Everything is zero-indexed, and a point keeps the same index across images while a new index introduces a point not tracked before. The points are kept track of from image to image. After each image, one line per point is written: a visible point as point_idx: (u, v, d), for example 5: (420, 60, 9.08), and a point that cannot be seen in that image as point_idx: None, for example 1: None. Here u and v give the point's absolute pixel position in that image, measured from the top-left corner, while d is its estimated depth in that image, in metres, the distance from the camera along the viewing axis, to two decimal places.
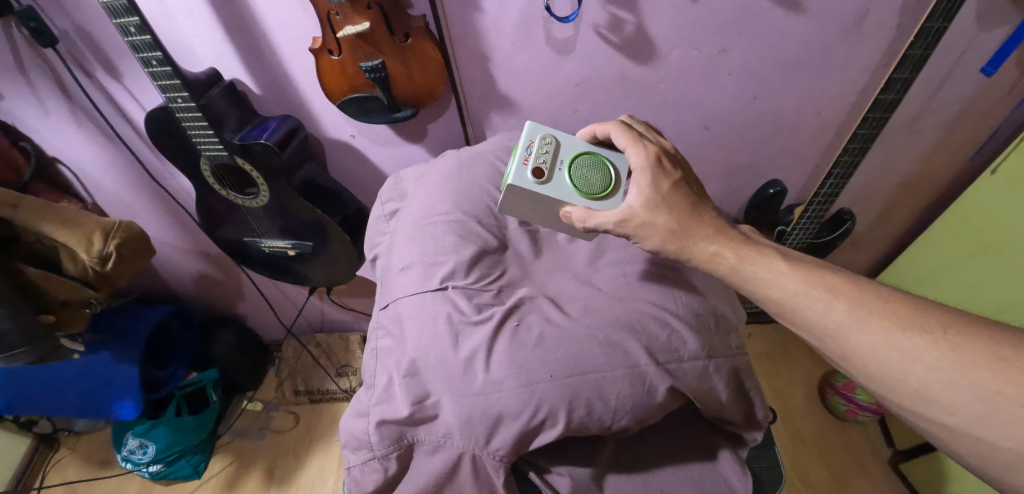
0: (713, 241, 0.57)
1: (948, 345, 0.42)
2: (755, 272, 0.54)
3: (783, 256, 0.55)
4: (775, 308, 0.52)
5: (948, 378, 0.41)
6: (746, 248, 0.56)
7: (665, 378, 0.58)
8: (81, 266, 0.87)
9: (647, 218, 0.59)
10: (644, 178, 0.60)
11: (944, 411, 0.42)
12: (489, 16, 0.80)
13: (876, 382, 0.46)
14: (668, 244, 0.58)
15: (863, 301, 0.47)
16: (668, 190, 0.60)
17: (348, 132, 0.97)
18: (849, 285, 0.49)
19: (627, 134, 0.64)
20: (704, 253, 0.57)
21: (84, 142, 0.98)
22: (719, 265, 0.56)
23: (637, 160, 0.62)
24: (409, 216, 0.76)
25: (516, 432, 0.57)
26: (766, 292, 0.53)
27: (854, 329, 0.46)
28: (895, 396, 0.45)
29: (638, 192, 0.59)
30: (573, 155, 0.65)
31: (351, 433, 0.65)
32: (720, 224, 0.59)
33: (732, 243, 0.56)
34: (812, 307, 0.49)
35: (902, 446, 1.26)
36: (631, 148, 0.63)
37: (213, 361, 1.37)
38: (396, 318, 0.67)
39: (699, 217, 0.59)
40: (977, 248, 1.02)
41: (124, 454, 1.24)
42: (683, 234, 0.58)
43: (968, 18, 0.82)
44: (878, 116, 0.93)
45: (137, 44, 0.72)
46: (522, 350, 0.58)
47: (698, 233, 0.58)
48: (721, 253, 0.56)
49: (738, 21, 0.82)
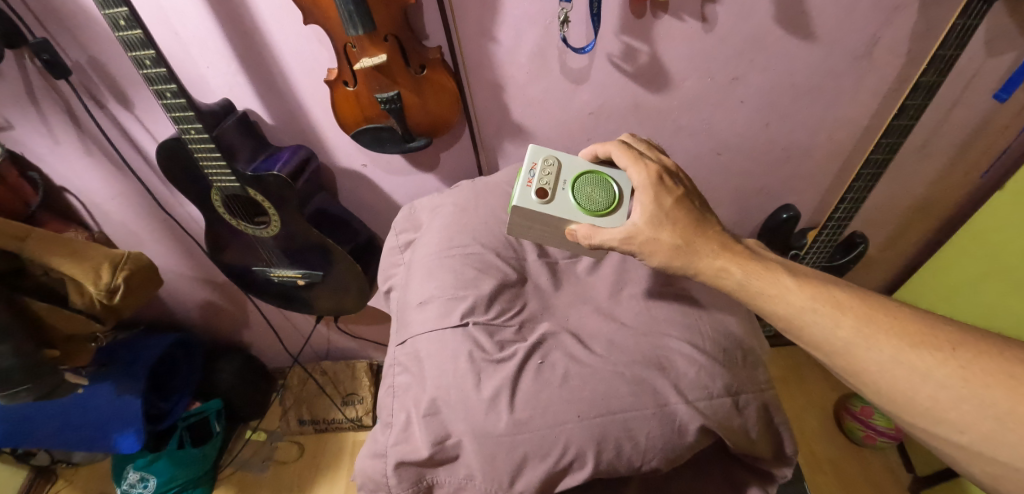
0: (717, 255, 0.55)
1: (958, 362, 0.41)
2: (762, 288, 0.52)
3: (789, 271, 0.53)
4: (782, 324, 0.51)
5: (957, 396, 0.40)
6: (752, 263, 0.54)
7: (696, 417, 0.55)
8: (87, 299, 0.85)
9: (651, 234, 0.58)
10: (646, 196, 0.60)
11: (954, 429, 0.40)
12: (504, 46, 0.80)
13: (886, 400, 0.44)
14: (673, 261, 0.57)
15: (871, 317, 0.46)
16: (671, 206, 0.59)
17: (360, 161, 0.96)
18: (856, 300, 0.48)
19: (629, 154, 0.64)
20: (709, 267, 0.55)
21: (93, 171, 0.97)
22: (725, 281, 0.54)
23: (639, 178, 0.61)
24: (424, 249, 0.75)
25: (542, 475, 0.55)
26: (772, 307, 0.51)
27: (864, 347, 0.45)
28: (906, 414, 0.43)
29: (640, 209, 0.59)
30: (575, 174, 0.64)
31: (368, 474, 0.64)
32: (725, 239, 0.57)
33: (737, 258, 0.55)
34: (818, 323, 0.47)
35: (923, 472, 1.23)
36: (632, 167, 0.62)
37: (217, 391, 1.35)
38: (415, 355, 0.66)
39: (703, 233, 0.57)
40: (989, 266, 1.02)
41: (123, 487, 1.20)
42: (688, 250, 0.56)
43: (978, 45, 0.82)
44: (892, 141, 0.92)
45: (151, 76, 0.72)
46: (546, 389, 0.57)
47: (704, 249, 0.56)
48: (727, 268, 0.54)
49: (750, 50, 0.83)
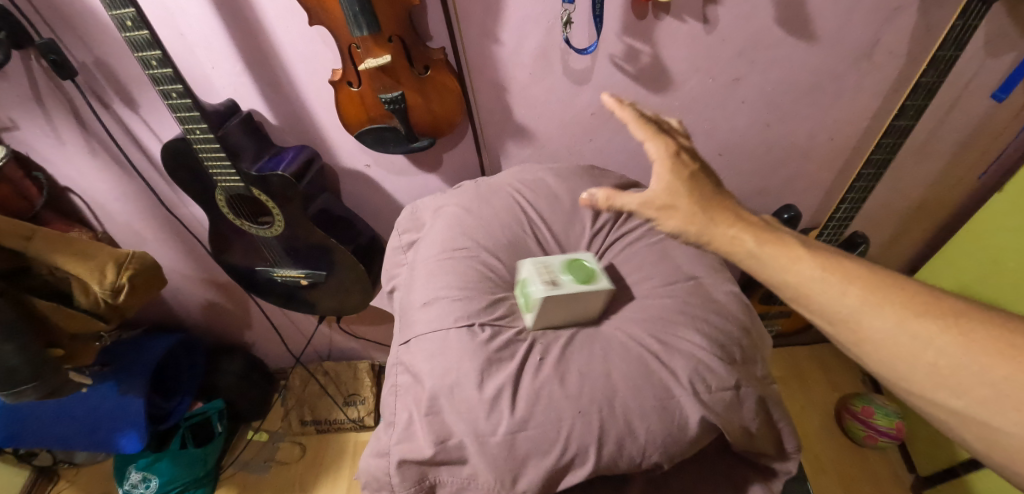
0: (730, 224, 0.50)
1: (960, 330, 0.40)
2: (776, 258, 0.47)
3: (802, 241, 0.48)
4: (789, 293, 0.47)
5: (958, 363, 0.39)
6: (768, 232, 0.49)
7: (699, 414, 0.56)
8: (93, 298, 0.86)
9: (665, 200, 0.52)
10: (665, 166, 0.53)
11: (953, 395, 0.39)
12: (506, 47, 0.80)
13: (884, 368, 0.43)
14: (687, 228, 0.51)
15: (876, 285, 0.43)
16: (688, 177, 0.53)
17: (364, 162, 0.97)
18: (861, 268, 0.45)
19: (647, 127, 0.55)
20: (722, 237, 0.50)
21: (97, 171, 0.97)
22: (737, 250, 0.49)
23: (657, 151, 0.54)
24: (428, 249, 0.75)
25: (544, 472, 0.55)
26: (784, 276, 0.46)
27: (868, 315, 0.42)
28: (902, 382, 0.42)
29: (657, 176, 0.53)
30: (559, 264, 0.65)
31: (371, 473, 0.64)
32: (740, 211, 0.52)
33: (753, 228, 0.49)
34: (826, 292, 0.44)
35: (925, 471, 1.22)
36: (650, 140, 0.54)
37: (219, 391, 1.35)
38: (417, 354, 0.66)
39: (718, 203, 0.52)
40: (985, 265, 0.99)
41: (124, 488, 1.20)
42: (704, 217, 0.51)
43: (977, 45, 0.83)
44: (893, 141, 0.93)
45: (158, 76, 0.72)
46: (549, 388, 0.57)
47: (721, 219, 0.50)
48: (741, 236, 0.49)
49: (752, 51, 0.83)
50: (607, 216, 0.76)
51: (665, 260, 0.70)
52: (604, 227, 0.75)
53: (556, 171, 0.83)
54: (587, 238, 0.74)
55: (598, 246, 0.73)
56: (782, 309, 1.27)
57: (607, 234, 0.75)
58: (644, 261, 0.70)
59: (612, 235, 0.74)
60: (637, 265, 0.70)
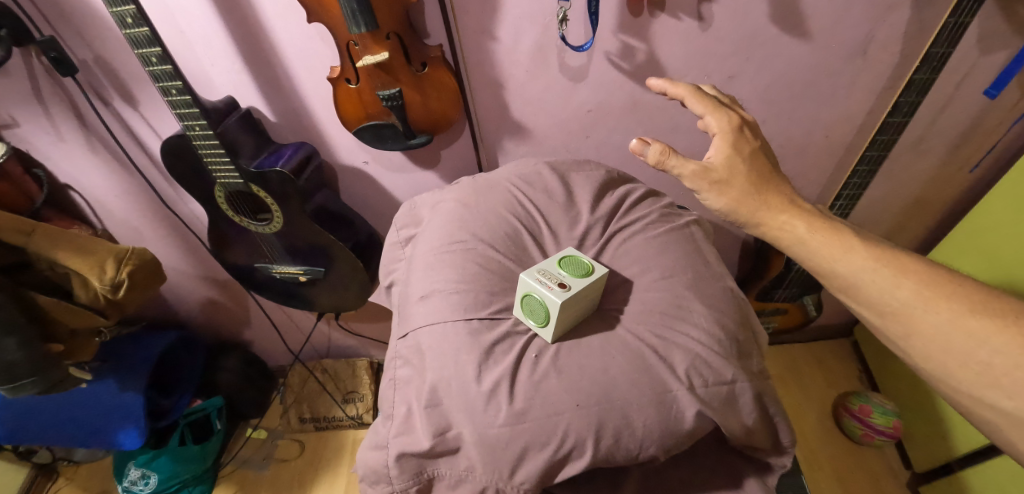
0: (783, 210, 0.55)
1: (1016, 329, 0.44)
2: (823, 246, 0.53)
3: (855, 233, 0.54)
4: (839, 283, 0.52)
5: (1012, 363, 0.44)
6: (818, 220, 0.55)
7: (693, 405, 0.57)
8: (92, 293, 0.87)
9: (725, 177, 0.57)
10: (725, 141, 0.58)
11: (1003, 395, 0.44)
12: (504, 44, 0.81)
13: (935, 364, 0.48)
14: (740, 207, 0.56)
15: (931, 281, 0.49)
16: (749, 154, 0.58)
17: (362, 158, 0.97)
18: (917, 265, 0.50)
19: (705, 103, 0.62)
20: (774, 221, 0.55)
21: (98, 169, 0.98)
22: (787, 235, 0.55)
23: (718, 124, 0.60)
24: (426, 244, 0.75)
25: (542, 464, 0.56)
26: (833, 264, 0.52)
27: (921, 309, 0.48)
28: (954, 379, 0.47)
29: (717, 150, 0.58)
30: (522, 307, 0.63)
31: (369, 466, 0.65)
32: (792, 197, 0.57)
33: (803, 214, 0.55)
34: (878, 284, 0.50)
35: (921, 468, 1.23)
36: (711, 115, 0.61)
37: (219, 388, 1.35)
38: (416, 348, 0.66)
39: (772, 187, 0.57)
40: (986, 258, 1.02)
41: (124, 484, 1.21)
42: (757, 198, 0.56)
43: (971, 42, 0.84)
44: (886, 138, 0.94)
45: (157, 73, 0.73)
46: (546, 380, 0.58)
47: (772, 201, 0.56)
48: (792, 222, 0.55)
49: (747, 48, 0.84)
50: (605, 210, 0.76)
51: (663, 254, 0.70)
52: (602, 221, 0.75)
53: (553, 164, 0.83)
54: (585, 230, 0.73)
55: (597, 238, 0.73)
56: (779, 306, 1.28)
57: (604, 227, 0.75)
58: (642, 255, 0.71)
59: (610, 229, 0.74)
60: (634, 259, 0.70)
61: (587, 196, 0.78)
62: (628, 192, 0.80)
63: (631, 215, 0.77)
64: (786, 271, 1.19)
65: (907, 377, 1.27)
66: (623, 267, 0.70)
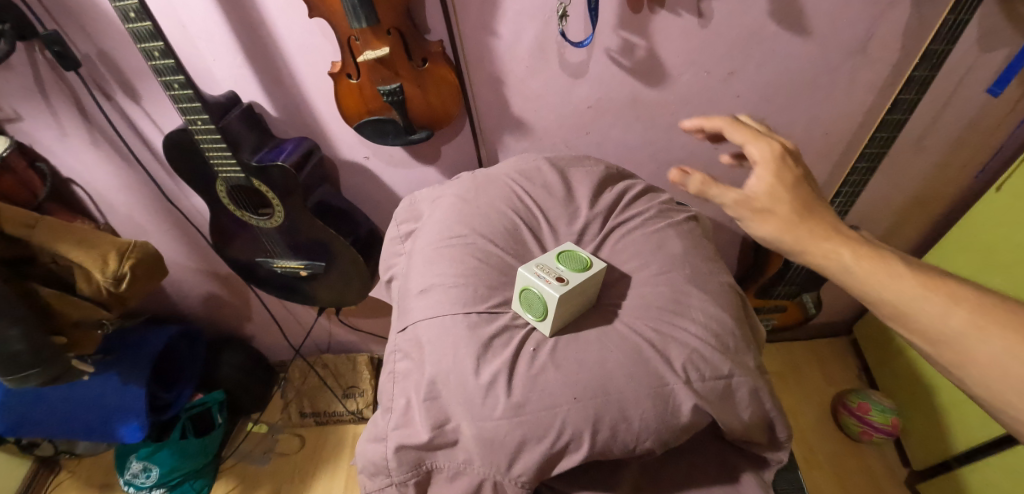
0: (828, 237, 0.51)
1: None
2: (869, 273, 0.48)
3: (902, 259, 0.49)
4: (886, 311, 0.48)
5: None
6: (863, 247, 0.50)
7: (690, 399, 0.57)
8: (95, 286, 0.87)
9: (766, 204, 0.53)
10: (768, 169, 0.54)
11: None
12: (504, 40, 0.82)
13: (995, 397, 0.43)
14: (783, 234, 0.52)
15: (986, 308, 0.44)
16: (793, 182, 0.54)
17: (363, 154, 0.98)
18: (970, 291, 0.46)
19: (744, 131, 0.59)
20: (818, 250, 0.51)
21: (100, 163, 0.99)
22: (832, 265, 0.50)
23: (760, 153, 0.56)
24: (425, 238, 0.76)
25: (539, 457, 0.56)
26: (880, 292, 0.48)
27: (976, 338, 0.44)
28: (1013, 412, 0.43)
29: (759, 178, 0.54)
30: (521, 301, 0.63)
31: (368, 459, 0.65)
32: (836, 224, 0.53)
33: (848, 241, 0.50)
34: (928, 311, 0.46)
35: (920, 466, 1.23)
36: (751, 143, 0.57)
37: (219, 383, 1.36)
38: (415, 341, 0.67)
39: (816, 214, 0.53)
40: (987, 256, 1.03)
41: (126, 477, 1.22)
42: (800, 226, 0.52)
43: (971, 40, 0.84)
44: (885, 135, 0.94)
45: (160, 68, 0.73)
46: (543, 374, 0.58)
47: (815, 229, 0.52)
48: (837, 250, 0.50)
49: (747, 45, 0.84)
50: (604, 205, 0.76)
51: (661, 249, 0.71)
52: (601, 216, 0.75)
53: (553, 160, 0.84)
54: (584, 225, 0.74)
55: (596, 233, 0.74)
56: (778, 303, 1.28)
57: (603, 223, 0.75)
58: (640, 250, 0.71)
59: (608, 224, 0.75)
60: (632, 254, 0.71)
61: (586, 191, 0.78)
62: (628, 187, 0.81)
63: (630, 210, 0.77)
64: (785, 268, 1.19)
65: (906, 375, 1.27)
66: (622, 262, 0.70)
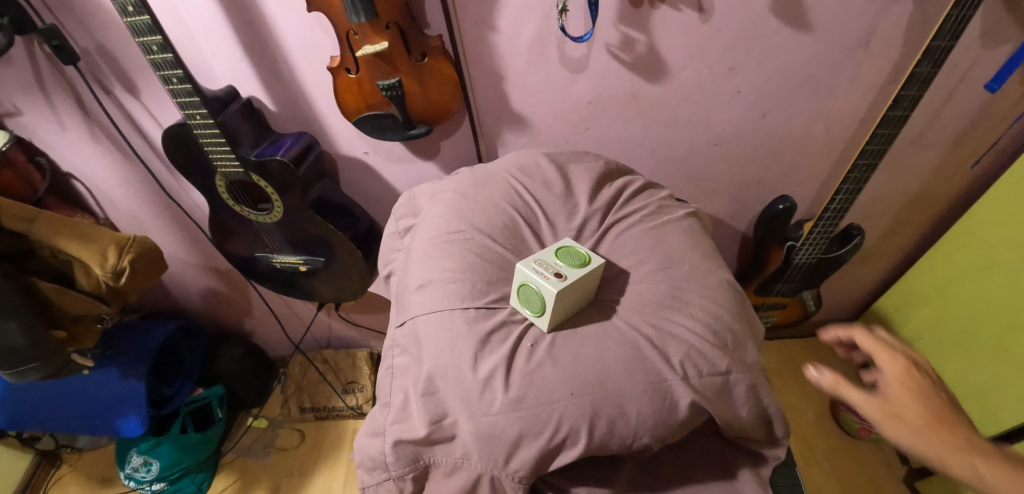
0: (961, 450, 0.48)
1: None
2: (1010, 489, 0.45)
3: None
4: None
5: None
6: (1005, 463, 0.46)
7: (688, 395, 0.57)
8: (94, 281, 0.88)
9: (894, 410, 0.51)
10: (898, 381, 0.53)
11: None
12: (504, 35, 0.81)
13: None
14: (917, 445, 0.49)
15: None
16: (922, 393, 0.52)
17: (362, 149, 0.98)
18: None
19: (871, 339, 0.57)
20: (950, 462, 0.48)
21: (100, 158, 0.99)
22: (965, 477, 0.47)
23: (890, 368, 0.54)
24: (424, 234, 0.76)
25: (537, 452, 0.56)
26: None
27: None
28: None
29: (890, 387, 0.53)
30: (519, 297, 0.63)
31: (366, 453, 0.65)
32: (973, 436, 0.49)
33: (984, 452, 0.47)
34: None
35: (918, 464, 1.23)
36: (879, 354, 0.56)
37: (219, 378, 1.36)
38: (413, 336, 0.67)
39: (952, 425, 0.49)
40: (989, 254, 1.03)
41: (127, 471, 1.23)
42: (935, 436, 0.49)
43: (973, 36, 0.83)
44: (887, 132, 0.92)
45: (158, 62, 0.73)
46: (541, 369, 0.58)
47: (950, 441, 0.48)
48: (972, 463, 0.47)
49: (747, 40, 0.84)
50: (603, 201, 0.76)
51: (660, 245, 0.71)
52: (599, 212, 0.75)
53: (552, 155, 0.84)
54: (583, 222, 0.73)
55: (594, 229, 0.73)
56: (778, 300, 1.28)
57: (602, 219, 0.75)
58: (638, 246, 0.71)
59: (607, 220, 0.74)
60: (631, 250, 0.71)
61: (585, 187, 0.78)
62: (627, 183, 0.81)
63: (629, 206, 0.77)
64: (785, 266, 1.18)
65: None
66: (621, 258, 0.70)
